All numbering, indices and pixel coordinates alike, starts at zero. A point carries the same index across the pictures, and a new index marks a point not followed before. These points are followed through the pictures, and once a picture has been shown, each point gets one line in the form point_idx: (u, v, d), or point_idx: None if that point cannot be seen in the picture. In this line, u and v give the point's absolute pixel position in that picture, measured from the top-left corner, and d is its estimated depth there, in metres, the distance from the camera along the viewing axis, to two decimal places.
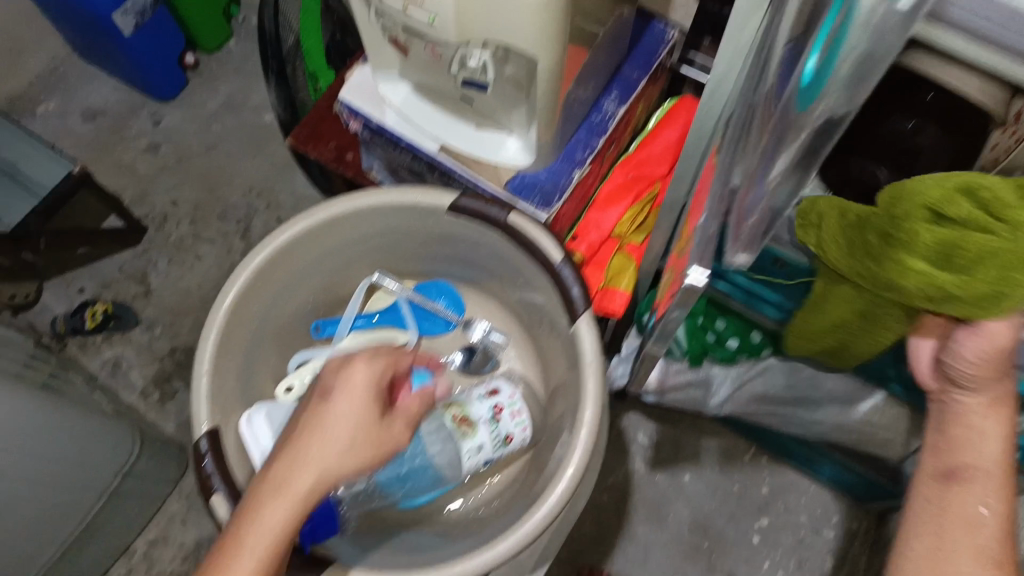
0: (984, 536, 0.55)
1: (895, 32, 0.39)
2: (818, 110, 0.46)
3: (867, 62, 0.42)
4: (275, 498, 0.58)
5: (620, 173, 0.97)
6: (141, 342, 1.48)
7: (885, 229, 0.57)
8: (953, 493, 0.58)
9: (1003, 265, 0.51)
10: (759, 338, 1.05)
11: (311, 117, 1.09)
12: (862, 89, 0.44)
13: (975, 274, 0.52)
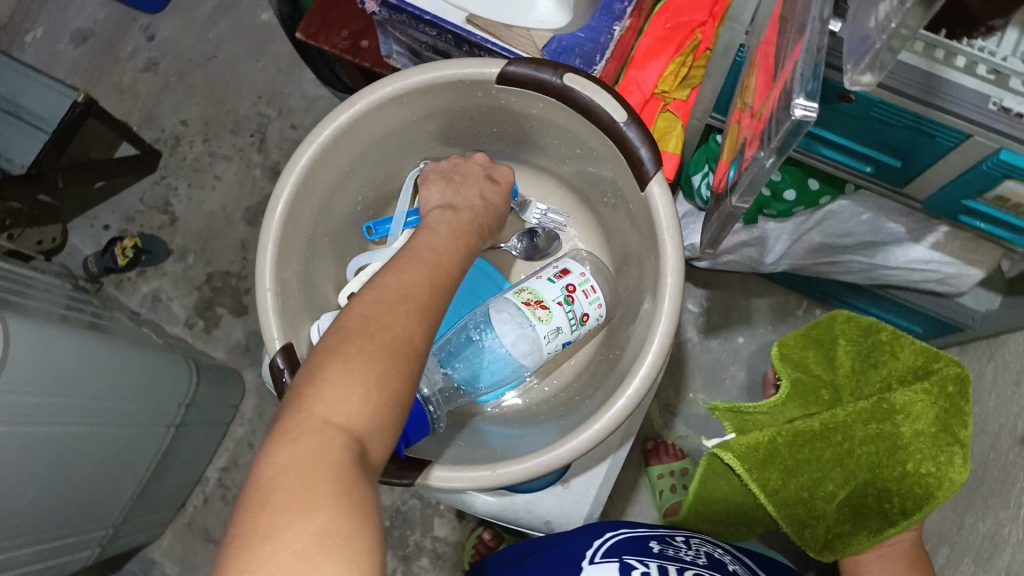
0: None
1: None
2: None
3: None
4: (424, 295, 0.57)
5: (659, 25, 0.89)
6: (175, 273, 1.45)
7: (818, 389, 0.82)
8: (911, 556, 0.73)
9: (919, 476, 0.75)
10: (818, 184, 0.97)
11: (318, 7, 1.02)
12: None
13: (934, 453, 0.75)
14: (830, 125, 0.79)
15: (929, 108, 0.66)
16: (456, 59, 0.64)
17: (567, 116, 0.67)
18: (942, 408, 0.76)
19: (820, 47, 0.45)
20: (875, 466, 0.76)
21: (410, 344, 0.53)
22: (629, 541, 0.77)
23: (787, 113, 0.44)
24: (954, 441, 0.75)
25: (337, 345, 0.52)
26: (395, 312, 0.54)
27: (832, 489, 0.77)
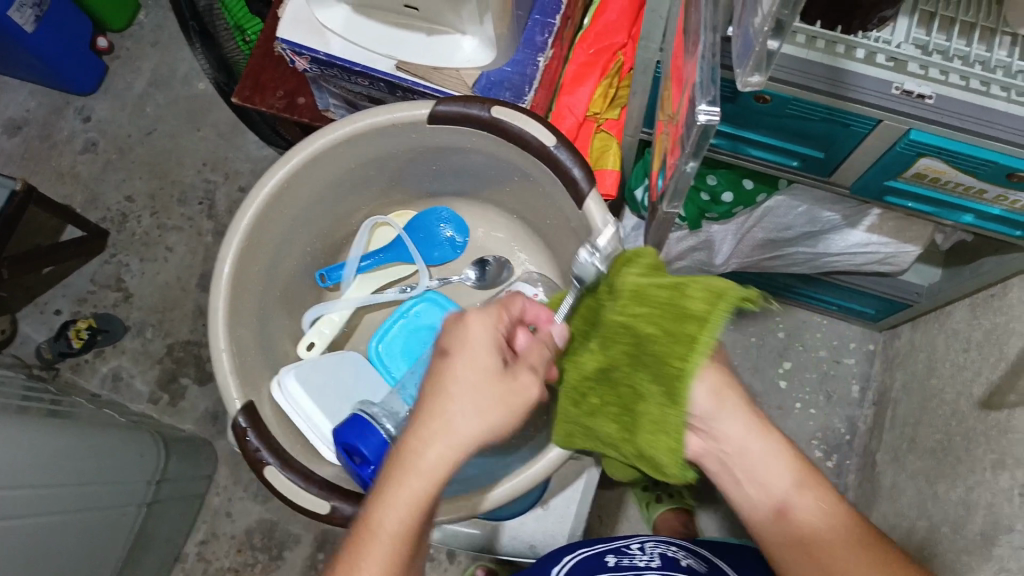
0: (828, 531, 0.57)
1: None
2: None
3: None
4: (447, 429, 0.56)
5: (582, 51, 0.94)
6: (135, 348, 1.43)
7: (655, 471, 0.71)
8: (791, 521, 0.59)
9: (659, 348, 0.58)
10: (753, 185, 1.03)
11: (249, 71, 1.04)
12: None
13: (665, 302, 0.58)
14: (750, 128, 0.83)
15: (839, 99, 0.70)
16: (385, 106, 0.66)
17: (501, 147, 0.69)
18: (659, 322, 0.58)
19: (717, 54, 0.50)
20: (640, 400, 0.60)
21: (428, 485, 0.55)
22: (586, 561, 0.77)
23: (694, 119, 0.48)
24: (693, 333, 0.56)
25: (369, 514, 0.54)
26: (416, 462, 0.55)
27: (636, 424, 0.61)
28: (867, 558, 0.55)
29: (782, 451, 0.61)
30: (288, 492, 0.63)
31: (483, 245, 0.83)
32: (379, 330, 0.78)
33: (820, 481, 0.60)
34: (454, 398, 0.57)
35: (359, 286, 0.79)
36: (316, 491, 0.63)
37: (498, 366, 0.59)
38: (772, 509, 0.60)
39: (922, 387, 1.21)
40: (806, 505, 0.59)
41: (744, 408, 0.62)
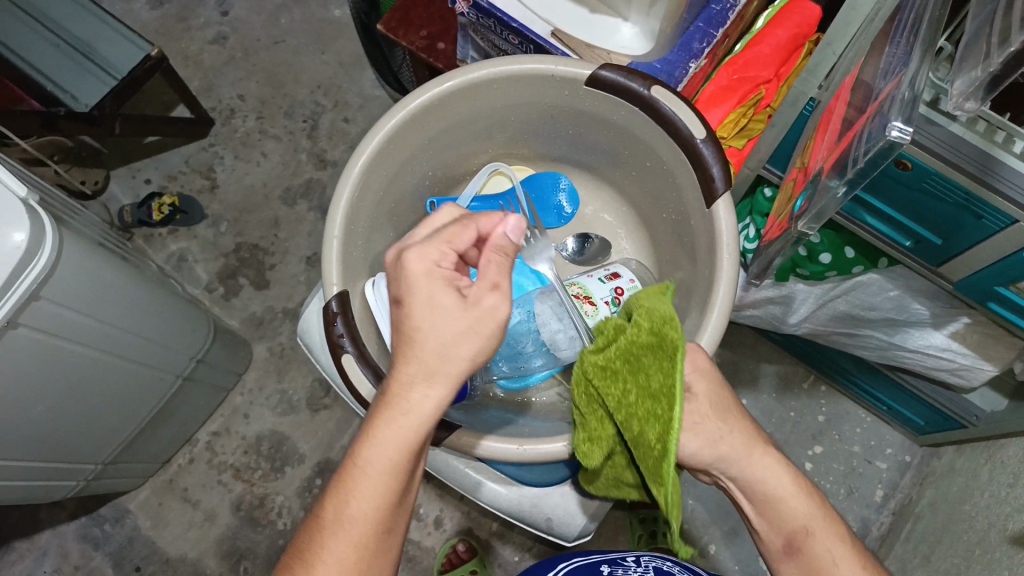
0: (845, 566, 0.56)
1: None
2: None
3: None
4: (428, 368, 0.52)
5: (725, 74, 0.92)
6: (206, 237, 1.47)
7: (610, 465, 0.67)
8: (804, 557, 0.57)
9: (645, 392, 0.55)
10: (853, 254, 1.04)
11: (401, 4, 1.07)
12: None
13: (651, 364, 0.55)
14: (873, 193, 0.83)
15: (982, 186, 0.69)
16: (551, 55, 0.67)
17: (648, 127, 0.69)
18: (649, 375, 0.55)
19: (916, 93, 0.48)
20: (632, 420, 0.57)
21: (418, 425, 0.52)
22: (581, 569, 0.77)
23: (883, 132, 0.46)
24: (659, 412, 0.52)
25: (359, 451, 0.53)
26: (402, 405, 0.52)
27: (651, 441, 0.53)
28: None
29: (787, 472, 0.59)
30: (357, 384, 0.65)
31: (590, 224, 0.83)
32: None
33: (826, 508, 0.59)
34: (427, 331, 0.53)
35: None
36: (383, 391, 0.65)
37: (460, 299, 0.53)
38: (781, 542, 0.58)
39: (951, 509, 1.18)
40: (823, 540, 0.57)
41: (727, 411, 0.60)
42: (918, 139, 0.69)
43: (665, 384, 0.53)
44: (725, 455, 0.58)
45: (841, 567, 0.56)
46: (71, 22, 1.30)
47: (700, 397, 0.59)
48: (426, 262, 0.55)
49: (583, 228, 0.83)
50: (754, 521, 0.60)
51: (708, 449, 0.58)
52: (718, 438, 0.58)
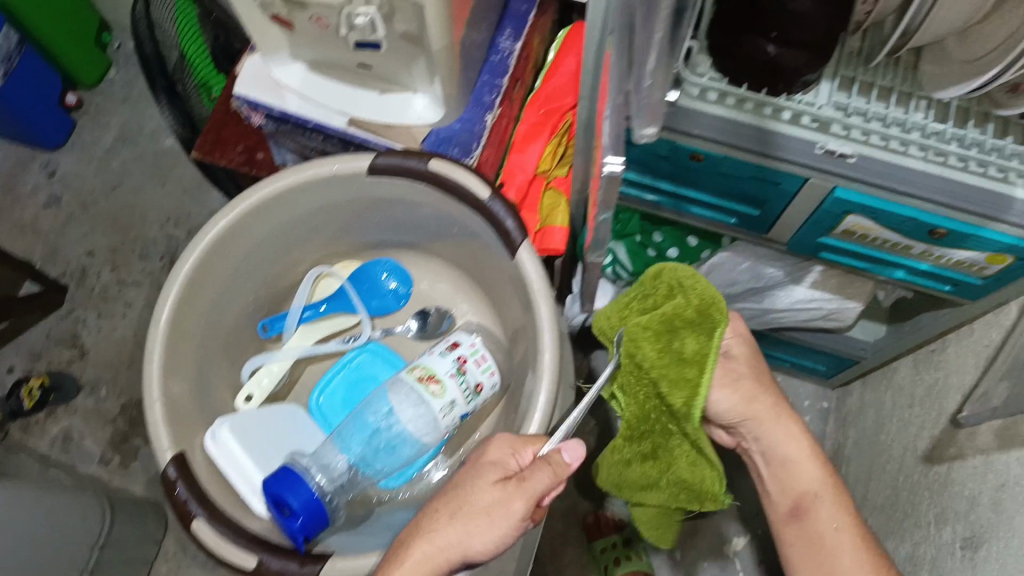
0: (837, 537, 0.66)
1: None
2: None
3: None
4: (432, 535, 0.58)
5: (533, 112, 0.96)
6: (87, 408, 1.41)
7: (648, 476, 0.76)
8: (807, 519, 0.67)
9: (677, 362, 0.65)
10: (697, 242, 1.05)
11: (210, 124, 1.01)
12: None
13: (683, 332, 0.65)
14: (688, 186, 0.87)
15: (768, 158, 0.74)
16: (322, 161, 0.69)
17: (436, 198, 0.71)
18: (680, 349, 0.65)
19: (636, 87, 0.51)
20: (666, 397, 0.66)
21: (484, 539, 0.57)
22: None
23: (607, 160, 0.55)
24: (694, 375, 0.64)
25: None
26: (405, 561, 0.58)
27: (682, 404, 0.65)
28: (864, 554, 0.65)
29: (809, 457, 0.68)
30: (212, 543, 0.65)
31: (428, 298, 0.84)
32: (320, 383, 0.80)
33: (839, 488, 0.68)
34: (451, 515, 0.59)
35: (301, 336, 0.80)
36: (244, 542, 0.65)
37: (497, 482, 0.59)
38: (790, 506, 0.69)
39: (870, 444, 1.23)
40: (828, 509, 0.67)
41: (780, 410, 0.69)
42: (698, 131, 0.74)
43: (699, 352, 0.64)
44: (750, 419, 0.69)
45: (837, 535, 0.66)
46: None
47: (739, 359, 0.70)
48: (503, 450, 0.62)
49: (423, 304, 0.84)
50: (770, 482, 0.70)
51: (743, 405, 0.69)
52: (753, 397, 0.69)
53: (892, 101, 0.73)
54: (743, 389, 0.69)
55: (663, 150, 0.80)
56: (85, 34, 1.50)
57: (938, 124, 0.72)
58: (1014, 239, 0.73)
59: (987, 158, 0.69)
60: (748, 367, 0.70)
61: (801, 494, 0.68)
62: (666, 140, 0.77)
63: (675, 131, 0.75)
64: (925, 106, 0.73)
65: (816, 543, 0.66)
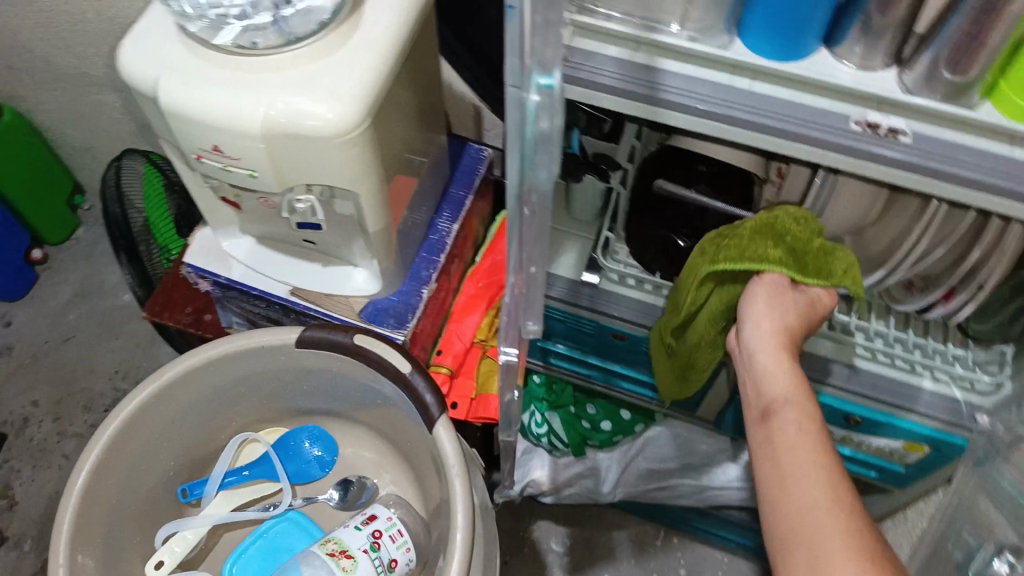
0: (800, 437, 0.54)
1: (546, 110, 0.39)
2: (529, 185, 0.43)
3: (543, 139, 0.40)
4: None
5: (471, 284, 1.02)
6: (6, 566, 1.33)
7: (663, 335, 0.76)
8: (772, 427, 0.56)
9: (752, 240, 0.63)
10: (630, 414, 1.07)
11: (163, 287, 1.05)
12: (554, 168, 0.42)
13: (777, 243, 0.63)
14: (616, 361, 0.90)
15: None
16: (256, 331, 0.73)
17: (358, 368, 0.74)
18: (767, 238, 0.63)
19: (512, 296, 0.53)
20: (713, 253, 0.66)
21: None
22: None
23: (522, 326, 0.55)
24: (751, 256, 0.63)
25: None
26: None
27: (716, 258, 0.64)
28: (822, 482, 0.51)
29: (794, 390, 0.57)
30: None
31: (351, 464, 0.85)
32: (234, 550, 0.78)
33: (815, 408, 0.56)
34: None
35: (220, 503, 0.79)
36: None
37: None
38: (761, 412, 0.57)
39: None
40: (795, 422, 0.55)
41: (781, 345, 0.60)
42: (617, 312, 0.79)
43: (768, 253, 0.62)
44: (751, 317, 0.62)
45: (802, 455, 0.53)
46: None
47: (795, 296, 0.62)
48: None
49: (344, 474, 0.85)
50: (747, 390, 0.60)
51: (759, 316, 0.61)
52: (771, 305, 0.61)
53: None
54: (776, 307, 0.61)
55: (589, 328, 0.84)
56: (57, 196, 1.57)
57: (842, 315, 0.80)
58: (923, 428, 0.75)
59: (889, 350, 0.77)
60: (783, 330, 0.61)
61: (770, 410, 0.57)
62: (590, 319, 0.82)
63: (595, 312, 0.80)
64: (828, 297, 0.81)
65: (771, 458, 0.54)
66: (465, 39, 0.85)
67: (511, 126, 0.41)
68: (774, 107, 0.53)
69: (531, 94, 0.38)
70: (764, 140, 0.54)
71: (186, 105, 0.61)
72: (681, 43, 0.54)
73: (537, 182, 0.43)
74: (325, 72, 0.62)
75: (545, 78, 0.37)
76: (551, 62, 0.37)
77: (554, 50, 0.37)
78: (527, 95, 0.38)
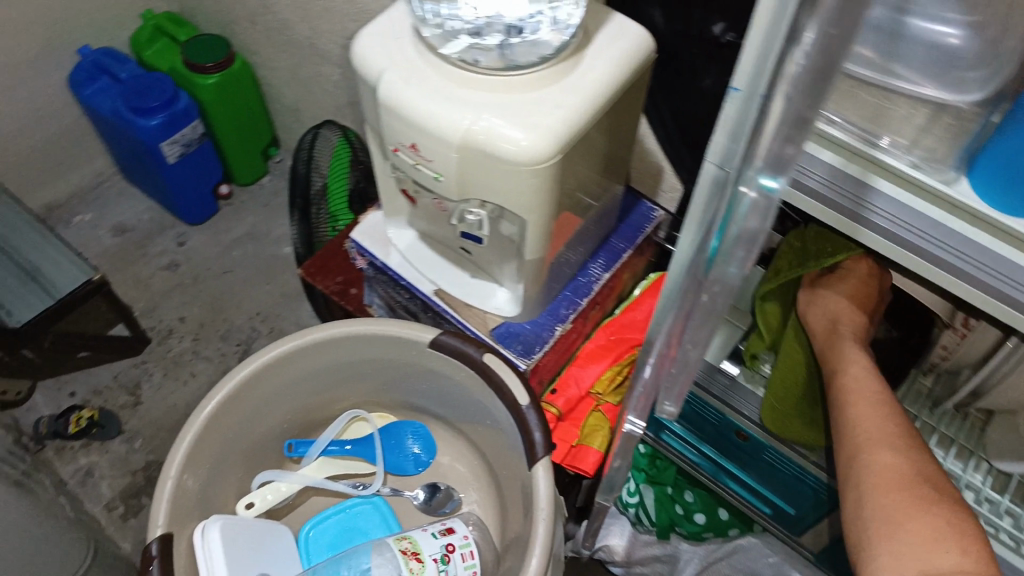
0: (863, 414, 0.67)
1: (759, 212, 0.35)
2: (714, 276, 0.41)
3: (746, 240, 0.37)
4: None
5: (603, 334, 1.01)
6: (117, 454, 1.46)
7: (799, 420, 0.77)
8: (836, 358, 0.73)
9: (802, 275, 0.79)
10: (726, 516, 1.06)
11: (323, 253, 1.12)
12: (745, 268, 0.38)
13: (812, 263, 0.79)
14: (730, 458, 0.88)
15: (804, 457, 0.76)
16: (398, 321, 0.76)
17: (476, 384, 0.76)
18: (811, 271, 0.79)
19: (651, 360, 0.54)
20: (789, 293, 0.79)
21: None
22: None
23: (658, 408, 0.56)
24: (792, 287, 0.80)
25: None
26: None
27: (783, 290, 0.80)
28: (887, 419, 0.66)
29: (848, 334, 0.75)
30: None
31: (444, 472, 0.87)
32: (316, 515, 0.82)
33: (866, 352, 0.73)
34: None
35: (319, 466, 0.84)
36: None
37: None
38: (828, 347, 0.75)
39: None
40: (852, 352, 0.73)
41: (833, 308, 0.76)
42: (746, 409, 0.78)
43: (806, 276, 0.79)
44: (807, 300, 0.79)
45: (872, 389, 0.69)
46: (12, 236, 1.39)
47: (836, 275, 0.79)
48: None
49: (435, 477, 0.87)
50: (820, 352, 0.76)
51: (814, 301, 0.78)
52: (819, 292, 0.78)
53: (951, 452, 0.76)
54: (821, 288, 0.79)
55: (712, 419, 0.84)
56: (257, 144, 1.71)
57: (995, 492, 0.73)
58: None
59: (1016, 534, 0.70)
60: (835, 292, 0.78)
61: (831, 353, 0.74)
62: (717, 409, 0.81)
63: (726, 404, 0.80)
64: (985, 469, 0.74)
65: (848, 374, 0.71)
66: (670, 101, 0.85)
67: (722, 213, 0.39)
68: (980, 256, 0.52)
69: (750, 191, 0.34)
70: (959, 287, 0.53)
71: (400, 101, 0.65)
72: (904, 170, 0.53)
73: (722, 277, 0.40)
74: (533, 102, 0.64)
75: (770, 181, 0.33)
76: (781, 168, 0.33)
77: (792, 160, 0.32)
78: (745, 190, 0.35)
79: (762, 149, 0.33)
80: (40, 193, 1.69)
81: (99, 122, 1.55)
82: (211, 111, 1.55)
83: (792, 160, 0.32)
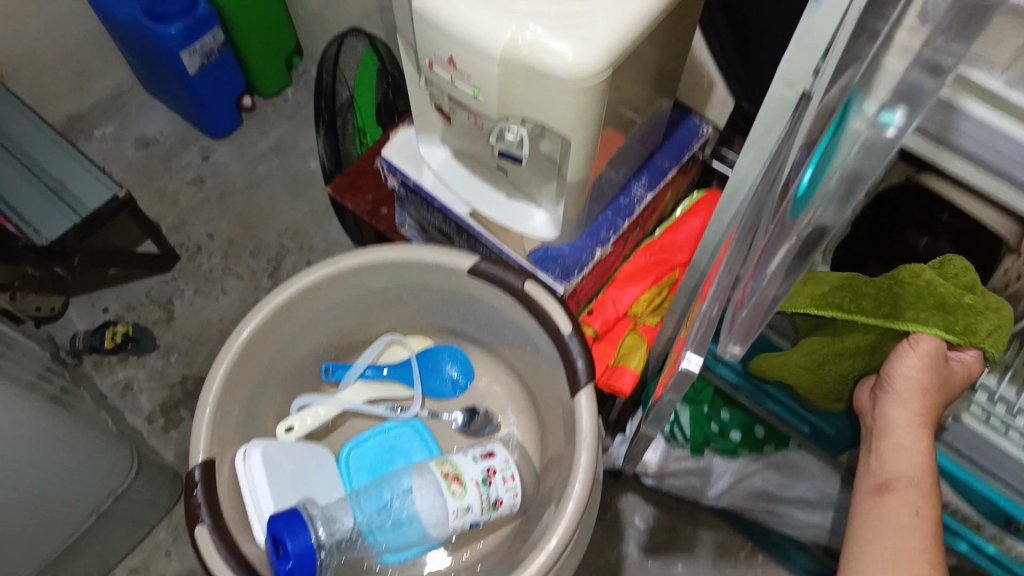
0: (911, 529, 0.65)
1: (874, 152, 0.34)
2: (805, 220, 0.39)
3: (867, 157, 0.34)
4: None
5: (643, 256, 0.98)
6: (154, 368, 1.49)
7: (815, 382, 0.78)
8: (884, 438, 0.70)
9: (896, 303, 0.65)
10: (764, 433, 1.02)
11: (352, 169, 1.09)
12: (844, 208, 0.37)
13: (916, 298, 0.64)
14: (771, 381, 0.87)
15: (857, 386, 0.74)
16: (438, 247, 0.74)
17: (517, 309, 0.75)
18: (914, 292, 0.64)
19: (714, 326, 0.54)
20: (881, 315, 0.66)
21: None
22: None
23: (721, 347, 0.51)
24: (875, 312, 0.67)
25: None
26: None
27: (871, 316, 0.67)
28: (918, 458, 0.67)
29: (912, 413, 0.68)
30: (207, 555, 0.64)
31: (481, 395, 0.88)
32: (355, 438, 0.83)
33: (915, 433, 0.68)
34: None
35: (357, 390, 0.85)
36: (232, 564, 0.63)
37: None
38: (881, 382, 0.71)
39: None
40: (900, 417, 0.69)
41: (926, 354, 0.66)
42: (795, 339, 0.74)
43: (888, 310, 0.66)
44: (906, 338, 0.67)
45: (903, 438, 0.68)
46: (39, 150, 1.37)
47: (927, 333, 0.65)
48: None
49: (473, 400, 0.88)
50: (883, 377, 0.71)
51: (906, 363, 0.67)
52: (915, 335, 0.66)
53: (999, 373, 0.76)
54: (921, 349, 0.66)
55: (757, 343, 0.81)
56: (280, 54, 1.65)
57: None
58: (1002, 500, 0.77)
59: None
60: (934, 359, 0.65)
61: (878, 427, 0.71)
62: None
63: None
64: None
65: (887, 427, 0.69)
66: (728, 8, 0.79)
67: (829, 154, 0.38)
68: None
69: (872, 122, 0.34)
70: None
71: (438, 10, 0.60)
72: (992, 85, 0.47)
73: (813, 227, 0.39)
74: (582, 12, 0.59)
75: (891, 115, 0.33)
76: (910, 99, 0.33)
77: (926, 93, 0.32)
78: (868, 124, 0.34)
79: (890, 85, 0.34)
80: (61, 104, 1.66)
81: (117, 30, 1.50)
82: (233, 18, 1.49)
83: (932, 91, 0.32)
